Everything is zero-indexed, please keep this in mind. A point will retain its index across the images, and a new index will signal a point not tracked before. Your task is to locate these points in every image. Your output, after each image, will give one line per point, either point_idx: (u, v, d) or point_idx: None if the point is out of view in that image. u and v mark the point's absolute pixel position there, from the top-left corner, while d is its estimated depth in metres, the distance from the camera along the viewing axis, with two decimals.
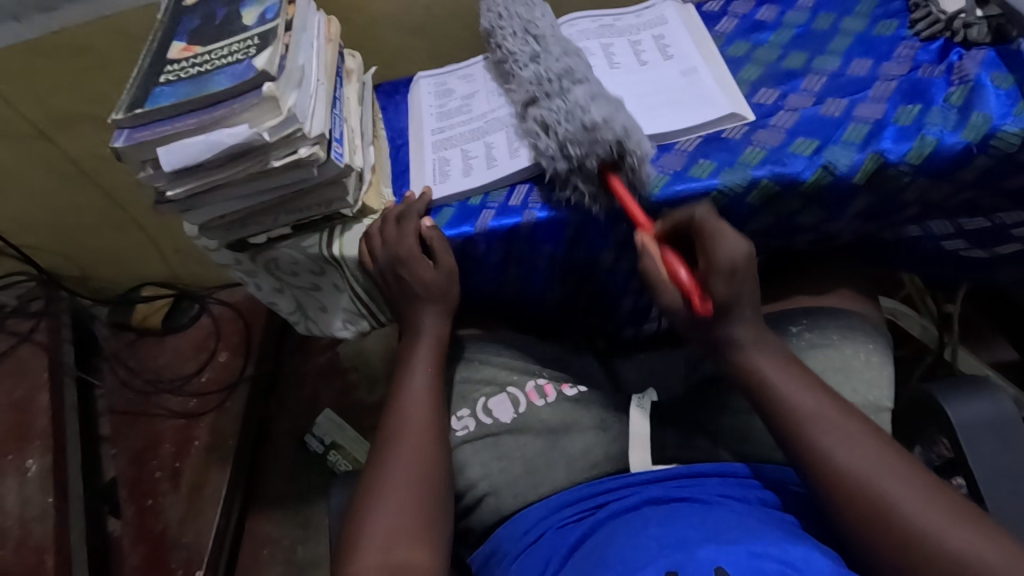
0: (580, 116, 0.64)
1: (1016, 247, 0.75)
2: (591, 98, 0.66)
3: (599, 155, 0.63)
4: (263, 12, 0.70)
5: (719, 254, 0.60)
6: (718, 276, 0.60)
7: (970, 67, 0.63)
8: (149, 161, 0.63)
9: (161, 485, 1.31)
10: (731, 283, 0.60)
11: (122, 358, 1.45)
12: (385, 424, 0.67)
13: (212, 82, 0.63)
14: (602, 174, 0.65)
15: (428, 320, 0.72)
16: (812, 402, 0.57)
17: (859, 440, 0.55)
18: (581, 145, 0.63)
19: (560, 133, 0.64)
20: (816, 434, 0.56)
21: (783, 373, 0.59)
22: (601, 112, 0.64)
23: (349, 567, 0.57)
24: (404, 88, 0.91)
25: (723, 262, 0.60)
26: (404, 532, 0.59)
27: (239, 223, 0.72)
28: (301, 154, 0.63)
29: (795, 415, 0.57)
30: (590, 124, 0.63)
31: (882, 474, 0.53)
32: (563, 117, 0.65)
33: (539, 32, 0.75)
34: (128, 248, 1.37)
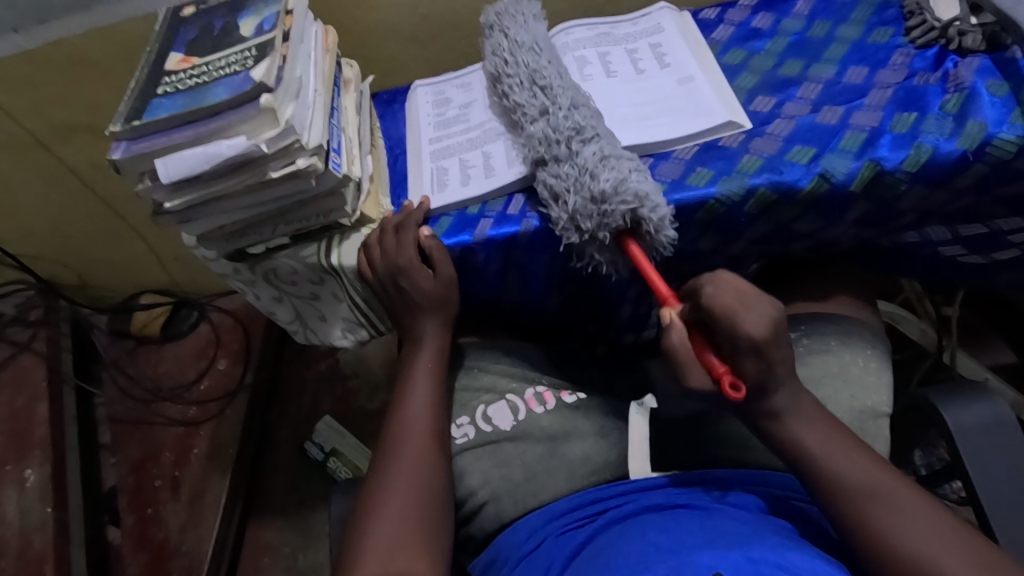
0: (590, 184, 0.62)
1: (1014, 253, 0.75)
2: (601, 161, 0.63)
3: (612, 226, 0.63)
4: (260, 23, 0.70)
5: (745, 324, 0.55)
6: (748, 353, 0.55)
7: (965, 75, 0.63)
8: (147, 172, 0.64)
9: (160, 493, 1.31)
10: (758, 361, 0.55)
11: (121, 366, 1.45)
12: (385, 434, 0.67)
13: (209, 94, 0.63)
14: (618, 239, 0.65)
15: (427, 329, 0.72)
16: (838, 447, 0.56)
17: (891, 487, 0.54)
18: (591, 219, 0.63)
19: (569, 205, 0.64)
20: (847, 482, 0.54)
21: (809, 419, 0.57)
22: (612, 179, 0.62)
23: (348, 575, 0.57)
24: (402, 96, 0.91)
25: (752, 335, 0.54)
26: (403, 540, 0.59)
27: (238, 233, 0.72)
28: (299, 165, 0.63)
29: (822, 461, 0.55)
30: (600, 197, 0.62)
31: (914, 522, 0.52)
32: (573, 184, 0.64)
33: (545, 82, 0.71)
34: (128, 256, 1.37)
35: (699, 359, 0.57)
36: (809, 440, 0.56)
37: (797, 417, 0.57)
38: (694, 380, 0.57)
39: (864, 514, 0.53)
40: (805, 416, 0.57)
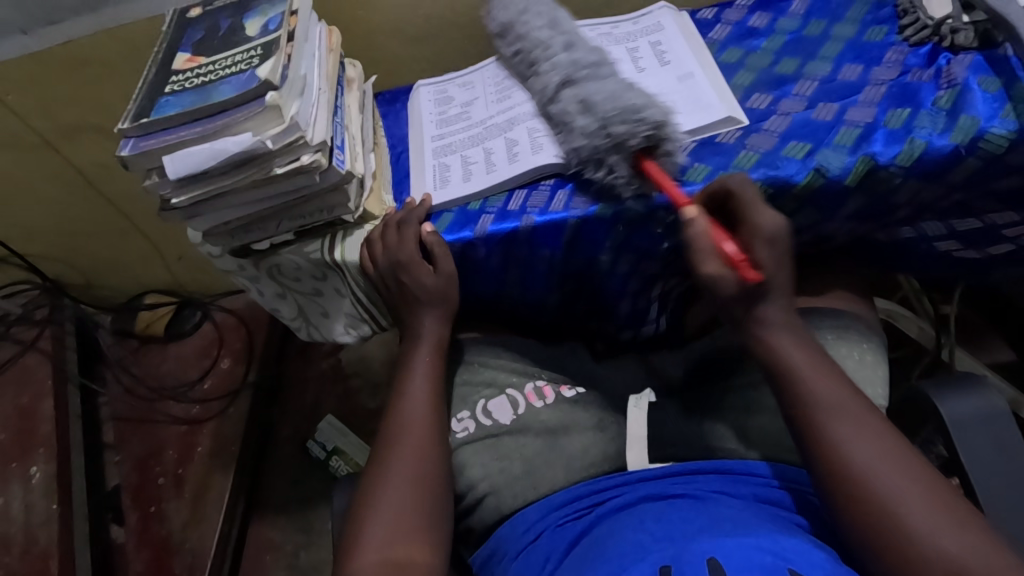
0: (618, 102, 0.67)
1: (1009, 248, 0.76)
2: (626, 87, 0.69)
3: (639, 137, 0.65)
4: (266, 23, 0.71)
5: (760, 221, 0.61)
6: (760, 240, 0.61)
7: (958, 71, 0.64)
8: (155, 169, 0.65)
9: (163, 491, 1.32)
10: (773, 250, 0.61)
11: (125, 365, 1.46)
12: (386, 427, 0.68)
13: (216, 92, 0.64)
14: (636, 156, 0.67)
15: (427, 325, 0.73)
16: (842, 405, 0.56)
17: (888, 450, 0.53)
18: (623, 123, 0.65)
19: (603, 112, 0.66)
20: (841, 438, 0.54)
21: (814, 371, 0.58)
22: (638, 99, 0.67)
23: (349, 565, 0.58)
24: (404, 96, 0.93)
25: (766, 230, 0.61)
26: (403, 531, 0.60)
27: (242, 229, 0.73)
28: (303, 161, 0.64)
29: (820, 416, 0.56)
30: (631, 105, 0.66)
31: (902, 486, 0.51)
32: (599, 102, 0.68)
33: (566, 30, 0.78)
34: (132, 255, 1.38)
35: (716, 247, 0.60)
36: (812, 392, 0.57)
37: (801, 364, 0.58)
38: (710, 268, 0.60)
39: (853, 471, 0.53)
40: (810, 367, 0.58)
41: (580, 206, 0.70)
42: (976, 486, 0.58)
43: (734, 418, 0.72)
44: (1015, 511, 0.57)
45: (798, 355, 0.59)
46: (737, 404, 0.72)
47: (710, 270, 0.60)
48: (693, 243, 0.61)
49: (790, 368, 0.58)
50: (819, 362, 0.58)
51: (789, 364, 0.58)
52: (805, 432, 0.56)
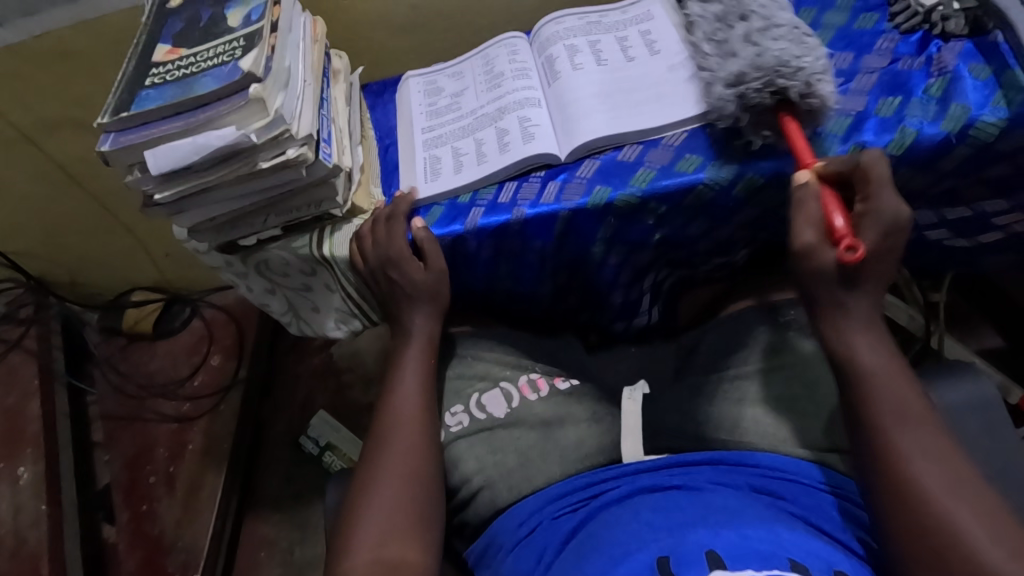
0: (773, 52, 0.63)
1: (999, 235, 0.76)
2: (784, 39, 0.64)
3: (777, 90, 0.62)
4: (248, 13, 0.70)
5: (881, 204, 0.58)
6: (876, 223, 0.59)
7: (949, 59, 0.64)
8: (136, 164, 0.64)
9: (155, 489, 1.31)
10: (884, 238, 0.58)
11: (113, 363, 1.44)
12: (377, 427, 0.67)
13: (198, 84, 0.63)
14: (773, 112, 0.64)
15: (417, 321, 0.73)
16: (912, 415, 0.55)
17: (947, 461, 0.53)
18: (760, 76, 0.62)
19: (734, 65, 0.64)
20: (905, 448, 0.54)
21: (889, 376, 0.57)
22: (786, 46, 0.64)
23: (341, 564, 0.57)
24: (392, 86, 0.91)
25: (885, 214, 0.58)
26: (394, 531, 0.59)
27: (228, 225, 0.72)
28: (289, 155, 0.63)
29: (884, 422, 0.56)
30: (765, 56, 0.63)
31: (954, 502, 0.51)
32: (755, 53, 0.64)
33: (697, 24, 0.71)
34: (118, 252, 1.36)
35: (822, 220, 0.59)
36: (873, 392, 0.57)
37: (869, 363, 0.58)
38: (807, 236, 0.59)
39: (904, 476, 0.53)
40: (883, 367, 0.57)
41: (572, 198, 0.69)
42: None
43: (729, 410, 0.71)
44: (1006, 497, 0.57)
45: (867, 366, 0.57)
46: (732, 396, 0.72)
47: (806, 239, 0.59)
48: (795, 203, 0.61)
49: (861, 371, 0.58)
50: (893, 360, 0.58)
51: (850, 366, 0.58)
52: (868, 437, 0.56)
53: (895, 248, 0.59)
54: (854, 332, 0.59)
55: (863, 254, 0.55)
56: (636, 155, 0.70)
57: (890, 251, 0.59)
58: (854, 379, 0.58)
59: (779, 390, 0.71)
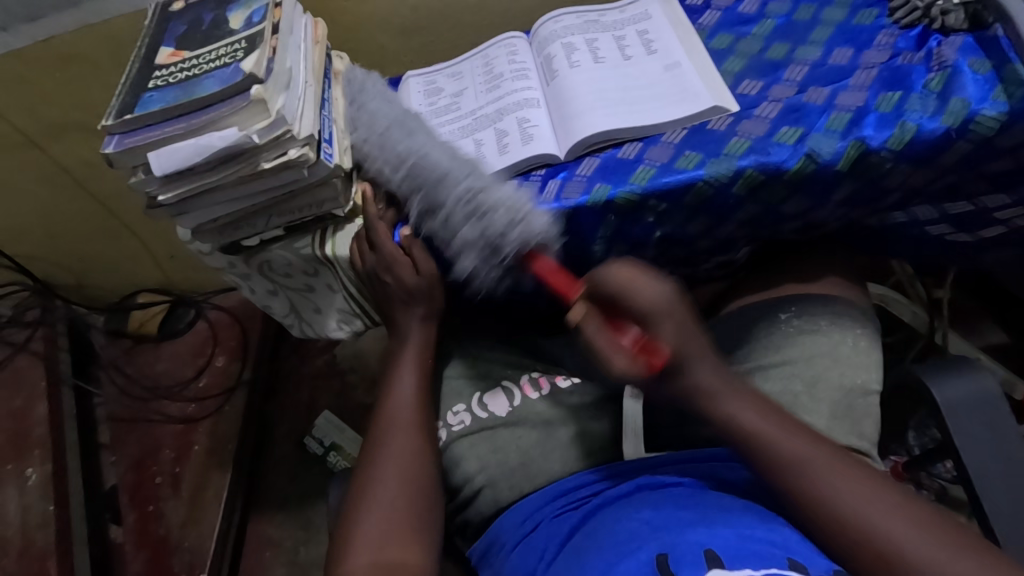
0: (481, 221, 0.63)
1: (1000, 230, 0.76)
2: (472, 208, 0.64)
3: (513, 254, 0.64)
4: (250, 15, 0.70)
5: (643, 301, 0.56)
6: (658, 318, 0.56)
7: (949, 53, 0.64)
8: (140, 166, 0.64)
9: (161, 490, 1.32)
10: (677, 326, 0.56)
11: (119, 365, 1.46)
12: (374, 430, 0.69)
13: (201, 86, 0.63)
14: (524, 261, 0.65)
15: (414, 326, 0.74)
16: (819, 455, 0.54)
17: (870, 488, 0.52)
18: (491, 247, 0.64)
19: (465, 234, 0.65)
20: (831, 490, 0.52)
21: (769, 426, 0.56)
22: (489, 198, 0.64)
23: (338, 568, 0.57)
24: (393, 87, 0.91)
25: (654, 306, 0.56)
26: (392, 533, 0.59)
27: (231, 227, 0.73)
28: (291, 156, 0.64)
29: (793, 468, 0.54)
30: (486, 227, 0.63)
31: (908, 530, 0.49)
32: (467, 236, 0.64)
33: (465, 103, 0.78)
34: (123, 255, 1.37)
35: (616, 340, 0.57)
36: (773, 441, 0.55)
37: (758, 423, 0.56)
38: (620, 362, 0.56)
39: (839, 513, 0.51)
40: (766, 428, 0.56)
41: (572, 196, 0.68)
42: (972, 472, 0.58)
43: None
44: (1009, 493, 0.57)
45: (758, 419, 0.56)
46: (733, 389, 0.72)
47: (620, 367, 0.56)
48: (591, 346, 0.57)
49: (746, 430, 0.56)
50: (766, 410, 0.57)
51: (750, 420, 0.56)
52: (786, 488, 0.54)
53: (690, 333, 0.56)
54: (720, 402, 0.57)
55: (663, 358, 0.56)
56: (637, 153, 0.70)
57: (688, 337, 0.56)
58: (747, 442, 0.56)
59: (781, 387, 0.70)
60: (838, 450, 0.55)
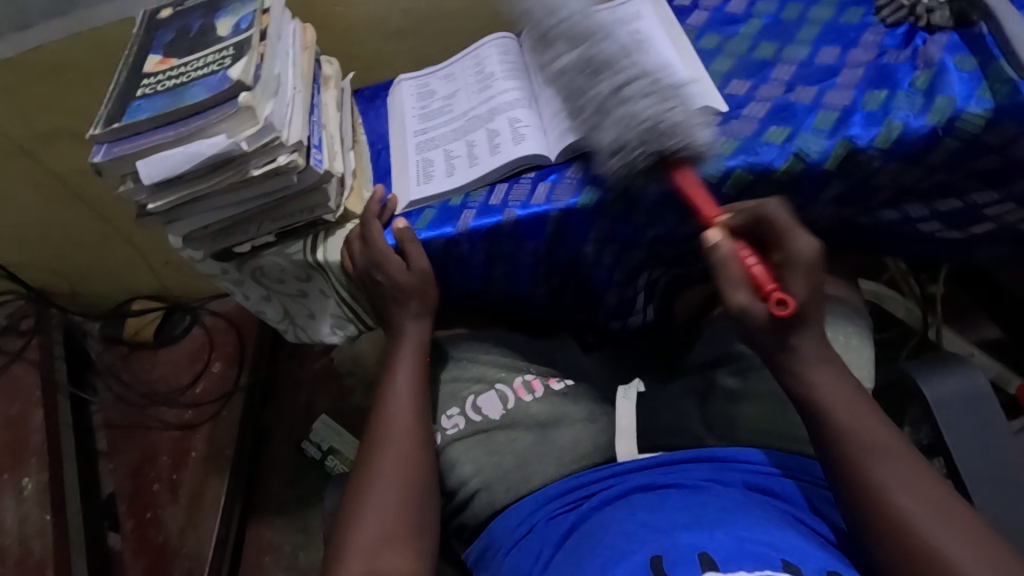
0: (638, 116, 0.63)
1: (990, 227, 0.76)
2: (651, 94, 0.63)
3: (662, 156, 0.63)
4: (237, 22, 0.70)
5: (796, 247, 0.59)
6: (797, 269, 0.59)
7: (934, 52, 0.64)
8: (130, 174, 0.64)
9: (159, 497, 1.32)
10: (809, 281, 0.58)
11: (116, 372, 1.45)
12: (371, 434, 0.68)
13: (189, 94, 0.63)
14: (669, 167, 0.65)
15: (408, 322, 0.73)
16: (895, 448, 0.55)
17: (932, 498, 0.53)
18: (639, 148, 0.63)
19: (618, 128, 0.64)
20: (891, 489, 0.53)
21: (853, 411, 0.56)
22: (646, 105, 0.63)
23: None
24: (384, 91, 0.91)
25: (801, 255, 0.59)
26: (394, 544, 0.59)
27: (223, 233, 0.73)
28: (280, 162, 0.64)
29: (861, 458, 0.55)
30: (645, 120, 0.62)
31: (954, 547, 0.50)
32: (623, 116, 0.64)
33: (456, 106, 0.82)
34: (118, 261, 1.37)
35: (744, 274, 0.57)
36: (849, 429, 0.56)
37: (839, 405, 0.56)
38: (739, 297, 0.56)
39: (891, 513, 0.53)
40: (853, 414, 0.56)
41: (562, 199, 0.69)
42: (963, 468, 0.58)
43: (725, 409, 0.70)
44: (1000, 488, 0.58)
45: (837, 398, 0.57)
46: (727, 390, 0.71)
47: (739, 300, 0.56)
48: (718, 267, 0.58)
49: (821, 404, 0.57)
50: (857, 399, 0.57)
51: (821, 400, 0.57)
52: (848, 479, 0.55)
53: (822, 295, 0.59)
54: (810, 372, 0.57)
55: (792, 305, 0.54)
56: None
57: (816, 301, 0.58)
58: (818, 417, 0.57)
59: None
60: (911, 451, 0.55)
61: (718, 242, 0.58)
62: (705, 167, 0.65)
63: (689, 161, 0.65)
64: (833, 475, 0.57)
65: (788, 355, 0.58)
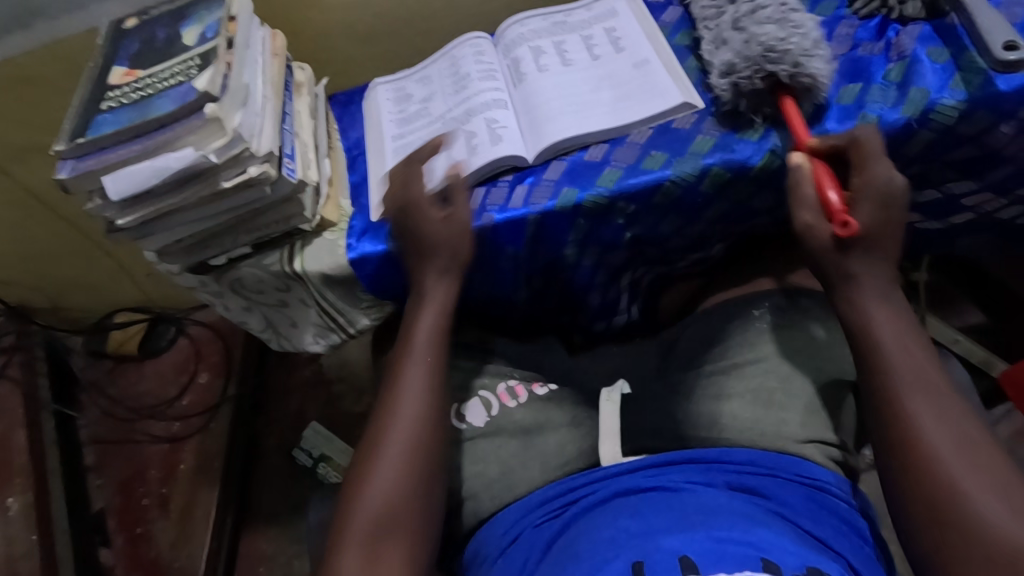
0: (759, 38, 0.65)
1: (969, 216, 0.76)
2: (771, 23, 0.67)
3: (767, 81, 0.64)
4: (203, 31, 0.69)
5: (874, 174, 0.59)
6: (870, 196, 0.59)
7: (907, 43, 0.64)
8: (97, 191, 0.63)
9: (149, 512, 1.31)
10: (881, 209, 0.58)
11: (101, 386, 1.44)
12: (387, 394, 0.65)
13: (154, 106, 0.62)
14: (776, 94, 0.65)
15: (430, 283, 0.68)
16: (931, 382, 0.55)
17: (964, 436, 0.53)
18: (749, 67, 0.64)
19: (732, 53, 0.67)
20: (918, 421, 0.54)
21: (896, 337, 0.57)
22: (776, 35, 0.65)
23: (335, 552, 0.57)
24: (359, 96, 0.90)
25: (879, 184, 0.59)
26: (391, 528, 0.58)
27: (198, 246, 0.72)
28: (250, 173, 0.63)
29: (897, 384, 0.56)
30: (767, 44, 0.64)
31: (975, 481, 0.51)
32: (745, 40, 0.67)
33: (433, 109, 0.80)
34: (98, 275, 1.35)
35: (817, 195, 0.60)
36: (894, 366, 0.56)
37: (891, 341, 0.57)
38: (805, 216, 0.60)
39: (917, 443, 0.53)
40: (895, 342, 0.57)
41: (539, 201, 0.68)
42: None
43: (707, 408, 0.70)
44: None
45: (885, 326, 0.57)
46: (709, 392, 0.71)
47: (805, 218, 0.60)
48: (793, 186, 0.61)
49: (865, 328, 0.58)
50: (905, 330, 0.58)
51: (863, 326, 0.58)
52: (881, 404, 0.56)
53: (893, 218, 0.59)
54: (871, 306, 0.58)
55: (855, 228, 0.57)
56: (603, 154, 0.69)
57: (889, 225, 0.59)
58: (860, 340, 0.58)
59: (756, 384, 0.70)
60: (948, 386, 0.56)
61: (799, 163, 0.61)
62: (817, 95, 0.64)
63: (801, 90, 0.64)
64: (867, 402, 0.58)
65: (847, 285, 0.59)
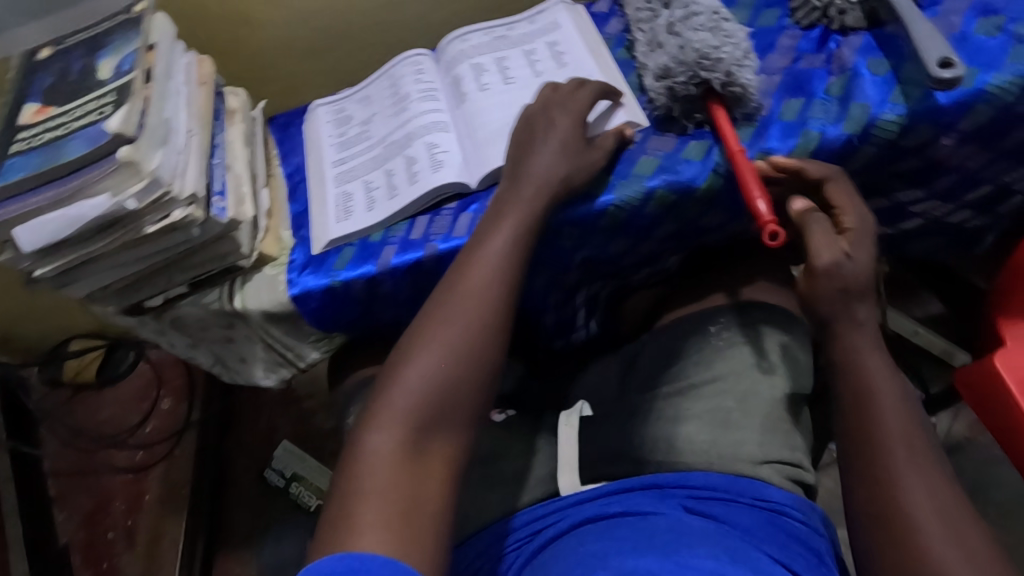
0: (694, 44, 0.64)
1: (919, 221, 0.76)
2: (705, 28, 0.65)
3: (697, 89, 0.63)
4: (118, 64, 0.64)
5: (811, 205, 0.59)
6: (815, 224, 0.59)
7: (848, 55, 0.63)
8: (9, 242, 0.59)
9: (115, 545, 1.27)
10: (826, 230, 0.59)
11: (59, 418, 1.39)
12: (448, 278, 0.59)
13: (66, 149, 0.57)
14: (706, 101, 0.65)
15: (541, 160, 0.62)
16: (904, 415, 0.55)
17: (927, 469, 0.52)
18: (683, 72, 0.63)
19: (666, 57, 0.65)
20: (887, 448, 0.53)
21: (873, 364, 0.57)
22: (708, 41, 0.64)
23: (364, 430, 0.52)
24: (299, 118, 0.87)
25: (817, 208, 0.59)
26: (433, 423, 0.52)
27: (129, 288, 0.68)
28: (175, 217, 0.60)
29: (871, 408, 0.55)
30: (701, 48, 0.63)
31: (931, 517, 0.50)
32: (677, 44, 0.65)
33: (372, 131, 0.78)
34: (47, 304, 1.30)
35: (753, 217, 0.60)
36: (872, 392, 0.56)
37: (866, 364, 0.57)
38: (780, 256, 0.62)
39: (883, 468, 0.53)
40: (875, 371, 0.56)
41: None
42: None
43: (665, 430, 0.69)
44: None
45: (863, 353, 0.58)
46: (667, 414, 0.70)
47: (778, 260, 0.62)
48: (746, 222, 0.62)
49: (850, 349, 0.58)
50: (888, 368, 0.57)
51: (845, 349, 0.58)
52: (852, 426, 0.56)
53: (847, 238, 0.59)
54: (836, 323, 0.59)
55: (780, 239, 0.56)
56: None
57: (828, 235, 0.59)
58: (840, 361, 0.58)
59: (713, 403, 0.70)
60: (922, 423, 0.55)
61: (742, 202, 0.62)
62: (748, 105, 0.63)
63: (731, 99, 0.63)
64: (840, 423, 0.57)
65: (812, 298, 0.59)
